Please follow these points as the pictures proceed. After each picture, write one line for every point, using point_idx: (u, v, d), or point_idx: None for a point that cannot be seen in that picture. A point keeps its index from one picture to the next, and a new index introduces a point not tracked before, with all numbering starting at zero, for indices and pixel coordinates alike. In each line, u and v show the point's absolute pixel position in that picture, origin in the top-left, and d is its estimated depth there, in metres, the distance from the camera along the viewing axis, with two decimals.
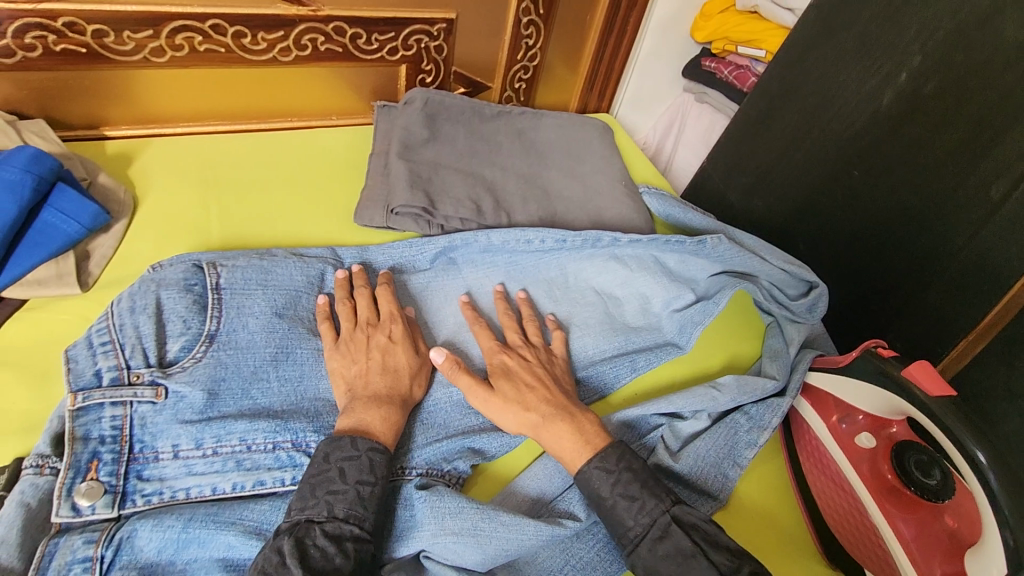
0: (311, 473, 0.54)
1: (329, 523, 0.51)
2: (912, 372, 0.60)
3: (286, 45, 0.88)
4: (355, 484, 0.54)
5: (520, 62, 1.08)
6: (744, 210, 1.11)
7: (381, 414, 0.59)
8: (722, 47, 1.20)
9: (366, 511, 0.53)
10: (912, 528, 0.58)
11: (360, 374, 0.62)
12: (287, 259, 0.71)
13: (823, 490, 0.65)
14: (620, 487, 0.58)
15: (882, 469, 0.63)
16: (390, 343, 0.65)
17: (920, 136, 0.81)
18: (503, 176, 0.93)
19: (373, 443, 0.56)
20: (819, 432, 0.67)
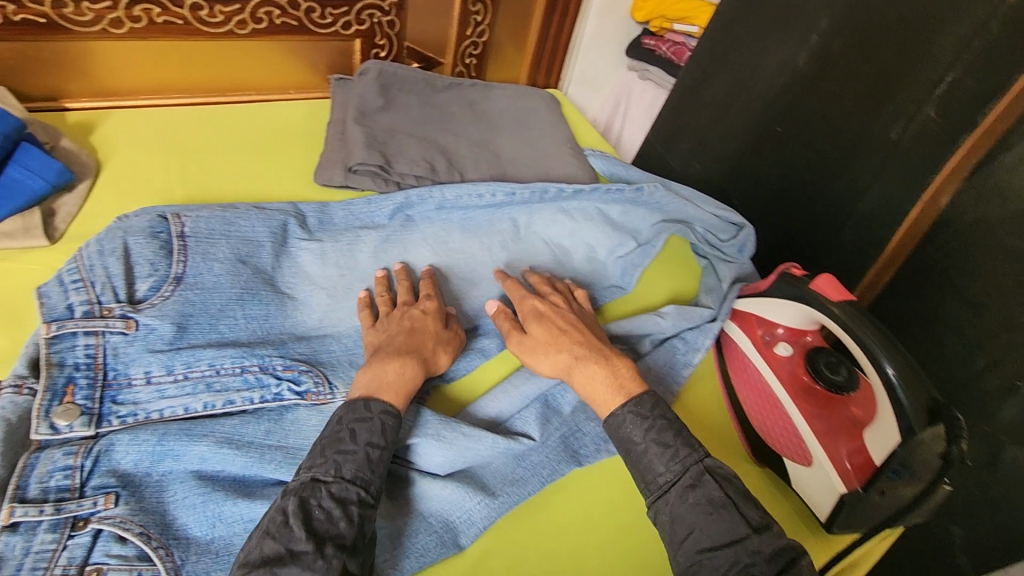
0: (324, 433, 0.54)
1: (335, 484, 0.51)
2: (818, 281, 0.69)
3: (242, 18, 0.92)
4: (365, 447, 0.54)
5: (470, 38, 1.14)
6: (683, 172, 1.19)
7: (397, 365, 0.60)
8: (660, 25, 1.29)
9: (373, 475, 0.53)
10: (823, 418, 0.66)
11: (387, 341, 0.65)
12: (249, 212, 0.75)
13: (748, 396, 0.73)
14: (653, 434, 0.58)
15: (799, 372, 0.70)
16: (423, 315, 0.68)
17: (830, 90, 0.91)
18: (456, 141, 0.99)
19: (386, 405, 0.57)
20: (745, 348, 0.75)
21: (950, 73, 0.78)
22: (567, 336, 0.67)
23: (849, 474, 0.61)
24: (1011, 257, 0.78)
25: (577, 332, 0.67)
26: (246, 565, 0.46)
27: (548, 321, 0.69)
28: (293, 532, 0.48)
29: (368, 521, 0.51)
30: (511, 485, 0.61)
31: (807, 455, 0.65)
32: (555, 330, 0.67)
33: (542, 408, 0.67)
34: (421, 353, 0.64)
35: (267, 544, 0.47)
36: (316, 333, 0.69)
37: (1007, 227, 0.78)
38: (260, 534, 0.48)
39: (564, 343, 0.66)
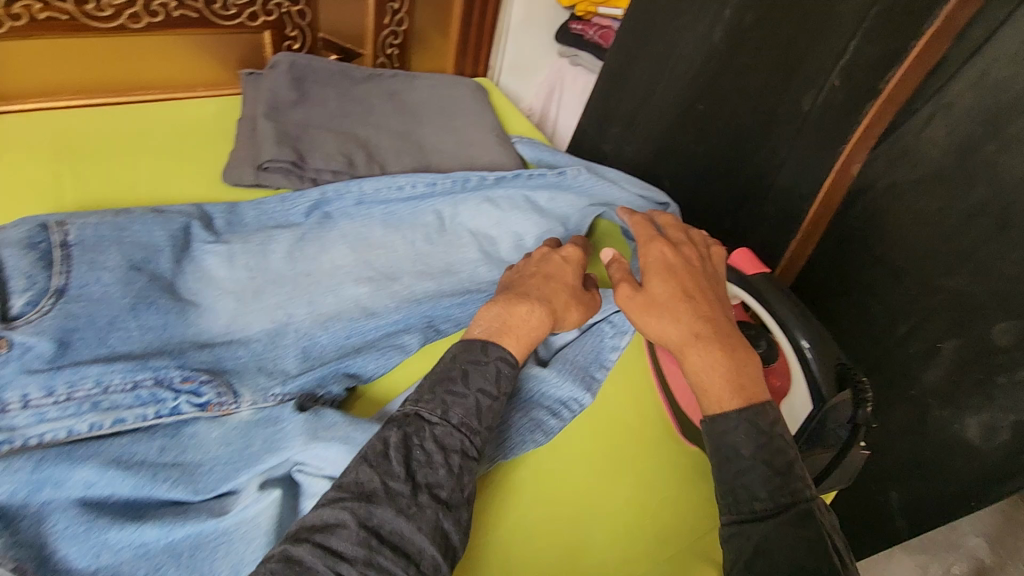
0: (438, 370, 0.56)
1: (439, 427, 0.52)
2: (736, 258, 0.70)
3: (135, 11, 0.86)
4: (475, 392, 0.55)
5: (388, 27, 1.10)
6: (616, 156, 1.18)
7: (527, 309, 0.61)
8: (585, 9, 1.28)
9: (479, 424, 0.54)
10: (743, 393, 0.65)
11: (517, 279, 0.67)
12: (144, 215, 0.71)
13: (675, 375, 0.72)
14: (765, 455, 0.50)
15: None
16: (563, 264, 0.70)
17: (746, 64, 0.92)
18: (377, 133, 0.95)
19: (503, 351, 0.58)
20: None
21: (855, 41, 0.80)
22: (690, 303, 0.58)
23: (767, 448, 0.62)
24: (923, 220, 0.79)
25: (700, 305, 0.58)
26: (340, 489, 0.48)
27: (678, 281, 0.60)
28: (392, 466, 0.49)
29: (469, 473, 0.52)
30: None
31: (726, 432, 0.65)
32: (676, 293, 0.58)
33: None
34: (552, 300, 0.64)
35: (363, 472, 0.49)
36: (222, 339, 0.65)
37: (917, 191, 0.79)
38: (358, 460, 0.50)
39: (681, 313, 0.57)
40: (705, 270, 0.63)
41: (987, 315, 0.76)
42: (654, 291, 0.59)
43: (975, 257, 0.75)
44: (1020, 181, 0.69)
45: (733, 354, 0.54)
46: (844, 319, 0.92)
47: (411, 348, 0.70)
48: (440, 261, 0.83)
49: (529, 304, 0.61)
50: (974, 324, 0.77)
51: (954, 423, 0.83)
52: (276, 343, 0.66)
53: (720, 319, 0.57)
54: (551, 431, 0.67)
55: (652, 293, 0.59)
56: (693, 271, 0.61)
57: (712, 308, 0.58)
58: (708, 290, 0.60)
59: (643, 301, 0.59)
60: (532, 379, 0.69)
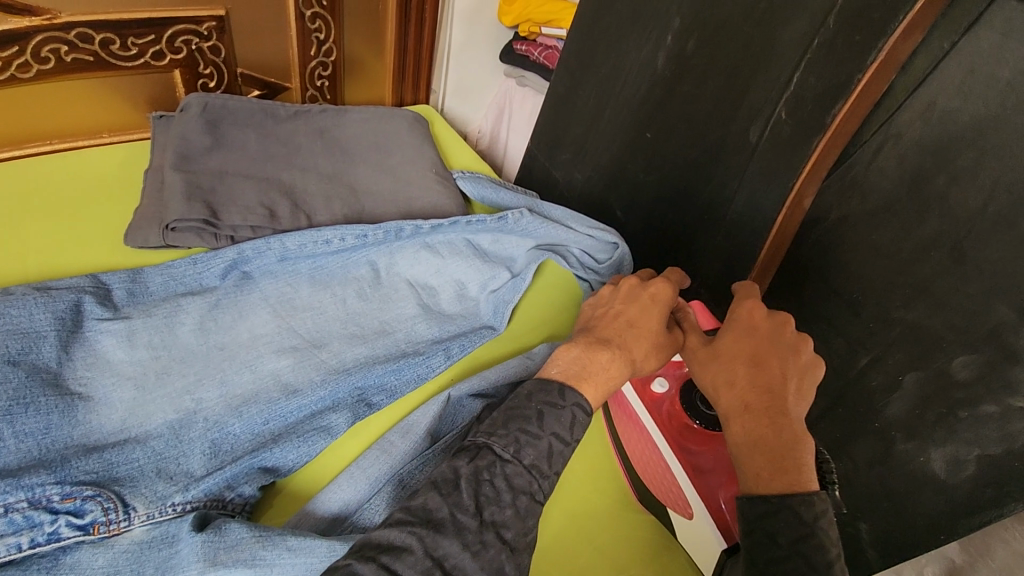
0: (510, 405, 0.54)
1: (512, 465, 0.50)
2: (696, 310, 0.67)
3: (23, 60, 0.78)
4: (549, 435, 0.53)
5: (315, 58, 1.03)
6: (567, 183, 1.13)
7: (607, 355, 0.59)
8: (528, 29, 1.22)
9: (549, 468, 0.52)
10: (702, 459, 0.61)
11: (603, 318, 0.65)
12: (26, 296, 0.63)
13: (633, 446, 0.66)
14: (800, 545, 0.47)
15: (676, 411, 0.64)
16: (651, 304, 0.65)
17: (690, 91, 0.89)
18: (303, 177, 0.88)
19: (579, 397, 0.55)
20: (629, 392, 0.67)
21: (798, 72, 0.76)
22: (749, 369, 0.56)
23: (729, 523, 0.58)
24: (880, 253, 0.76)
25: (760, 373, 0.56)
26: (411, 510, 0.48)
27: (750, 344, 0.58)
28: (461, 497, 0.48)
29: (533, 516, 0.50)
30: None
31: (687, 509, 0.60)
32: (742, 354, 0.57)
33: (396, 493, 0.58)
34: (632, 352, 0.61)
35: (432, 499, 0.48)
36: (116, 439, 0.58)
37: (870, 222, 0.76)
38: (430, 484, 0.49)
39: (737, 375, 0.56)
40: (786, 335, 0.58)
41: (947, 348, 0.72)
42: (720, 348, 0.59)
43: (930, 292, 0.72)
44: (973, 215, 0.66)
45: (772, 427, 0.52)
46: None
47: (339, 431, 0.63)
48: (373, 320, 0.76)
49: (611, 353, 0.59)
50: (933, 359, 0.74)
51: (920, 457, 0.78)
52: (180, 438, 0.59)
53: (777, 388, 0.54)
54: None
55: (717, 350, 0.59)
56: (771, 338, 0.58)
57: (775, 376, 0.55)
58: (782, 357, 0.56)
59: (707, 357, 0.60)
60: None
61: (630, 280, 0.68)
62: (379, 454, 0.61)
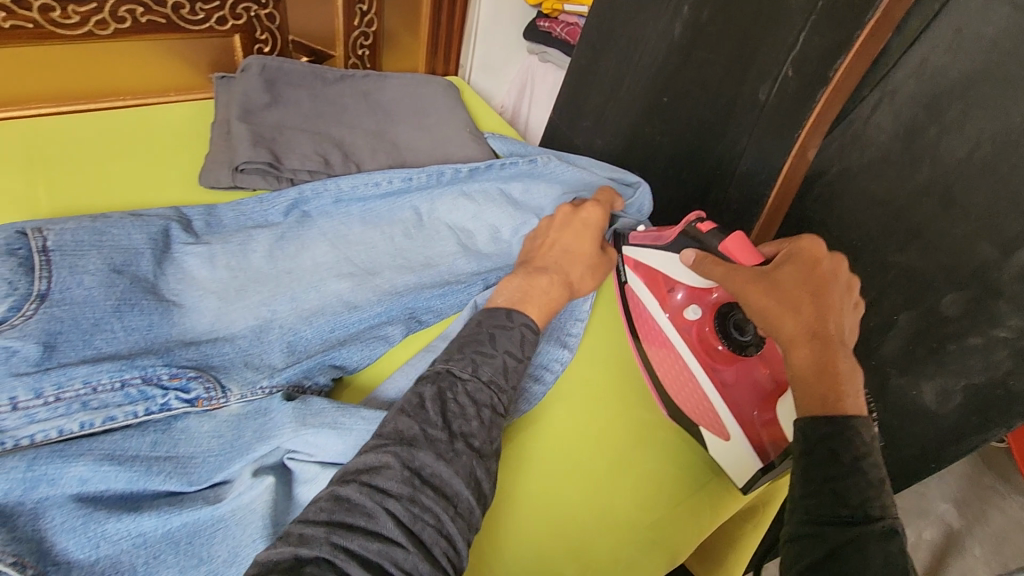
0: (467, 333, 0.61)
1: (470, 382, 0.56)
2: (730, 244, 0.67)
3: (101, 18, 0.86)
4: (502, 353, 0.60)
5: (358, 28, 1.11)
6: (588, 149, 1.22)
7: (547, 280, 0.71)
8: (552, 6, 1.31)
9: (505, 382, 0.58)
10: (729, 377, 0.70)
11: (541, 247, 0.77)
12: (123, 219, 0.71)
13: (658, 361, 0.76)
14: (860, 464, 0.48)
15: (708, 336, 0.73)
16: (582, 230, 0.77)
17: (705, 57, 0.97)
18: (350, 132, 0.97)
19: (524, 318, 0.64)
20: (655, 312, 0.76)
21: (804, 33, 0.83)
22: (814, 300, 0.58)
23: (762, 440, 0.67)
24: (876, 201, 0.83)
25: (826, 310, 0.58)
26: (381, 435, 0.51)
27: (811, 278, 0.60)
28: (429, 415, 0.52)
29: (497, 426, 0.56)
30: None
31: (726, 431, 0.69)
32: (805, 288, 0.59)
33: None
34: (566, 274, 0.73)
35: (402, 421, 0.52)
36: (207, 337, 0.67)
37: (867, 174, 0.83)
38: (396, 411, 0.53)
39: (804, 307, 0.58)
40: (839, 274, 0.61)
41: (937, 288, 0.81)
42: (779, 280, 0.61)
43: (922, 236, 0.80)
44: (961, 162, 0.74)
45: (834, 355, 0.55)
46: None
47: (394, 338, 0.73)
48: (417, 252, 0.85)
49: (548, 279, 0.71)
50: (924, 299, 0.83)
51: (912, 391, 0.90)
52: (261, 339, 0.68)
53: (836, 323, 0.58)
54: (534, 397, 0.72)
55: (779, 281, 0.60)
56: (832, 278, 0.60)
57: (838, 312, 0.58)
58: (840, 299, 0.60)
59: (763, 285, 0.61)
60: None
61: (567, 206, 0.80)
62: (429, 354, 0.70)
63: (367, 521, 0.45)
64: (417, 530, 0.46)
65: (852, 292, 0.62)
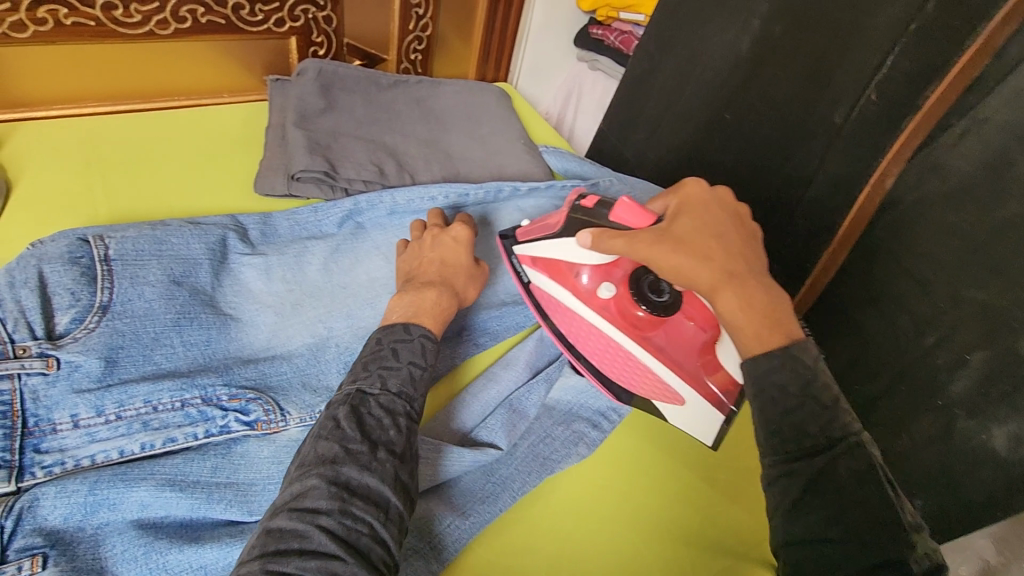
0: (367, 353, 0.57)
1: (382, 395, 0.54)
2: (620, 211, 0.62)
3: (162, 17, 0.84)
4: (408, 363, 0.57)
5: (413, 32, 1.09)
6: (639, 162, 1.19)
7: (433, 296, 0.63)
8: (606, 14, 1.27)
9: (416, 391, 0.56)
10: (663, 339, 0.66)
11: (420, 266, 0.68)
12: (182, 228, 0.70)
13: (591, 350, 0.70)
14: (811, 390, 0.48)
15: (630, 309, 0.67)
16: (456, 243, 0.70)
17: (775, 74, 0.92)
18: (404, 140, 0.95)
19: (424, 329, 0.60)
20: (566, 300, 0.70)
21: (892, 55, 0.78)
22: (718, 244, 0.56)
23: (717, 398, 0.64)
24: (951, 233, 0.74)
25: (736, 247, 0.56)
26: (303, 465, 0.49)
27: (707, 219, 0.58)
28: (347, 432, 0.50)
29: (414, 432, 0.54)
30: (481, 503, 0.60)
31: (680, 396, 0.66)
32: (706, 234, 0.56)
33: (508, 415, 0.67)
34: (452, 285, 0.66)
35: (321, 445, 0.49)
36: (265, 354, 0.65)
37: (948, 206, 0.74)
38: (314, 437, 0.50)
39: (714, 257, 0.54)
40: (726, 207, 0.60)
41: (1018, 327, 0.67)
42: (679, 234, 0.57)
43: (1005, 274, 0.68)
44: None
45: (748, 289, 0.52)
46: (872, 328, 0.91)
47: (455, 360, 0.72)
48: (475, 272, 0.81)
49: (437, 291, 0.64)
50: None
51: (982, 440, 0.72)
52: (318, 359, 0.66)
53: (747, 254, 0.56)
54: (594, 442, 0.67)
55: (681, 237, 0.57)
56: (724, 210, 0.59)
57: (739, 248, 0.56)
58: (740, 228, 0.58)
59: (673, 249, 0.56)
60: (556, 391, 0.71)
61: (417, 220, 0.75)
62: (489, 382, 0.69)
63: (302, 542, 0.44)
64: (353, 541, 0.45)
65: (749, 216, 0.60)
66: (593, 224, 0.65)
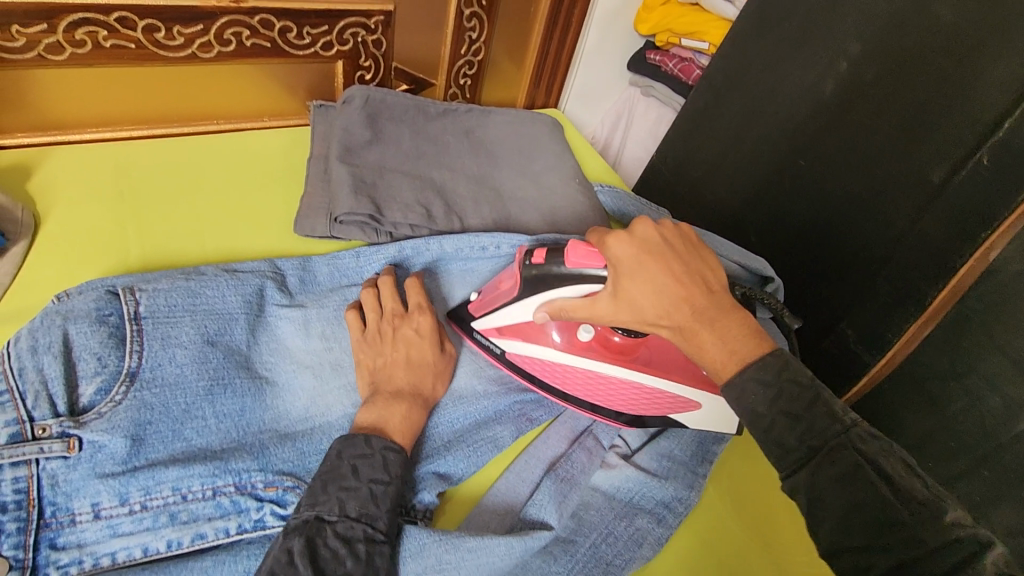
0: (322, 470, 0.51)
1: (340, 523, 0.49)
2: (575, 259, 0.58)
3: (206, 40, 0.79)
4: (369, 482, 0.51)
5: (463, 56, 1.03)
6: (696, 202, 1.11)
7: (402, 410, 0.58)
8: (666, 39, 1.19)
9: (379, 512, 0.50)
10: (649, 355, 0.66)
11: (385, 367, 0.62)
12: (218, 277, 0.64)
13: (593, 395, 0.67)
14: (783, 403, 0.45)
15: (608, 338, 0.66)
16: (418, 338, 0.64)
17: (862, 123, 0.84)
18: (452, 177, 0.88)
19: (386, 441, 0.54)
20: (550, 360, 0.67)
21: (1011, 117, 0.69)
22: (666, 298, 0.51)
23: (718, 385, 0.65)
24: None
25: (686, 285, 0.51)
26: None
27: (650, 274, 0.52)
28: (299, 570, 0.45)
29: (379, 556, 0.49)
30: None
31: (693, 402, 0.65)
32: (651, 291, 0.52)
33: (556, 485, 0.61)
34: (420, 395, 0.61)
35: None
36: (301, 428, 0.59)
37: None
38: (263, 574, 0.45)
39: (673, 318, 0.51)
40: (659, 237, 0.54)
41: None
42: (630, 297, 0.54)
43: None
44: None
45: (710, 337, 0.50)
46: (953, 407, 0.83)
47: (504, 443, 0.64)
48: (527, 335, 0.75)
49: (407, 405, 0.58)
50: None
51: None
52: None
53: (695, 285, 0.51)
54: (658, 542, 0.60)
55: (634, 300, 0.54)
56: (658, 246, 0.53)
57: (690, 287, 0.51)
58: (679, 257, 0.53)
59: (631, 313, 0.55)
60: (609, 477, 0.64)
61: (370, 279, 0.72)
62: (538, 462, 0.64)
63: None
64: None
65: (675, 229, 0.55)
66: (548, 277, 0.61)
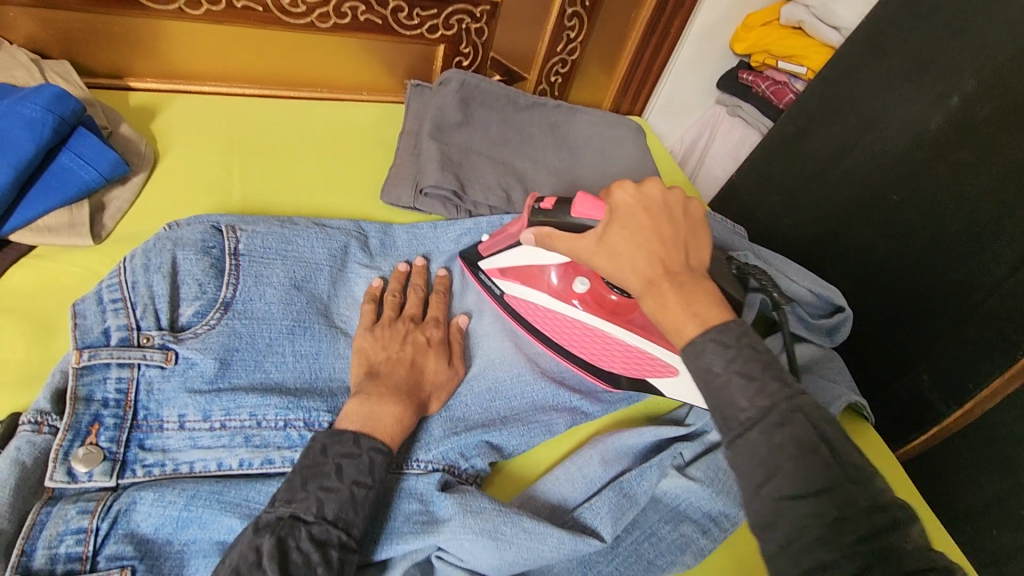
0: (304, 463, 0.48)
1: (315, 525, 0.45)
2: (580, 206, 0.57)
3: (326, 10, 0.84)
4: (350, 485, 0.48)
5: (558, 55, 1.05)
6: (771, 227, 1.09)
7: (393, 413, 0.53)
8: (762, 60, 1.18)
9: (356, 518, 0.47)
10: (643, 318, 0.67)
11: (387, 361, 0.59)
12: (309, 229, 0.67)
13: (577, 343, 0.69)
14: (737, 364, 0.42)
15: (603, 296, 0.67)
16: (427, 346, 0.62)
17: (967, 162, 0.80)
18: (534, 168, 0.90)
19: (377, 442, 0.51)
20: (541, 303, 0.69)
21: None
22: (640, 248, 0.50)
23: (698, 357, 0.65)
24: None
25: None
26: None
27: (638, 227, 0.51)
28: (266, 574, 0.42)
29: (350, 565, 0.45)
30: None
31: (671, 366, 0.65)
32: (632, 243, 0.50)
33: (618, 498, 0.58)
34: (416, 395, 0.57)
35: None
36: None
37: None
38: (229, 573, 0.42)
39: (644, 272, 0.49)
40: (659, 204, 0.53)
41: None
42: (615, 243, 0.52)
43: None
44: None
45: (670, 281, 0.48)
46: None
47: (559, 430, 0.65)
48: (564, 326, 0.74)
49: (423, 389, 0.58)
50: None
51: None
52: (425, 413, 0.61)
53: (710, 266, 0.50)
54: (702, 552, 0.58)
55: (615, 246, 0.52)
56: (659, 206, 0.52)
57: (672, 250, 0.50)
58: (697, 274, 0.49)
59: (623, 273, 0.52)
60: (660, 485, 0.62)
61: (401, 272, 0.69)
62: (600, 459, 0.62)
63: None
64: None
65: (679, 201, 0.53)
66: (548, 225, 0.60)
